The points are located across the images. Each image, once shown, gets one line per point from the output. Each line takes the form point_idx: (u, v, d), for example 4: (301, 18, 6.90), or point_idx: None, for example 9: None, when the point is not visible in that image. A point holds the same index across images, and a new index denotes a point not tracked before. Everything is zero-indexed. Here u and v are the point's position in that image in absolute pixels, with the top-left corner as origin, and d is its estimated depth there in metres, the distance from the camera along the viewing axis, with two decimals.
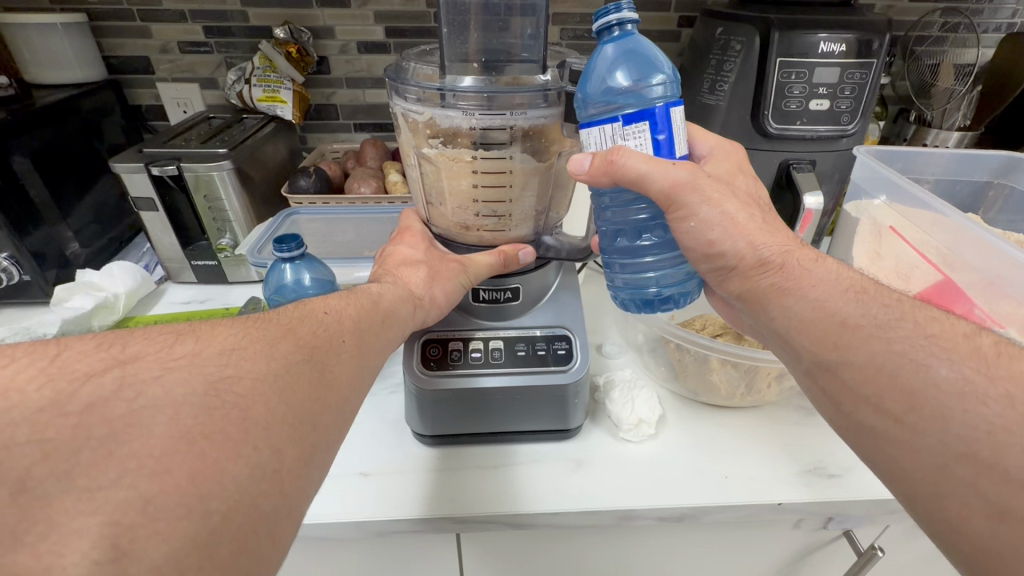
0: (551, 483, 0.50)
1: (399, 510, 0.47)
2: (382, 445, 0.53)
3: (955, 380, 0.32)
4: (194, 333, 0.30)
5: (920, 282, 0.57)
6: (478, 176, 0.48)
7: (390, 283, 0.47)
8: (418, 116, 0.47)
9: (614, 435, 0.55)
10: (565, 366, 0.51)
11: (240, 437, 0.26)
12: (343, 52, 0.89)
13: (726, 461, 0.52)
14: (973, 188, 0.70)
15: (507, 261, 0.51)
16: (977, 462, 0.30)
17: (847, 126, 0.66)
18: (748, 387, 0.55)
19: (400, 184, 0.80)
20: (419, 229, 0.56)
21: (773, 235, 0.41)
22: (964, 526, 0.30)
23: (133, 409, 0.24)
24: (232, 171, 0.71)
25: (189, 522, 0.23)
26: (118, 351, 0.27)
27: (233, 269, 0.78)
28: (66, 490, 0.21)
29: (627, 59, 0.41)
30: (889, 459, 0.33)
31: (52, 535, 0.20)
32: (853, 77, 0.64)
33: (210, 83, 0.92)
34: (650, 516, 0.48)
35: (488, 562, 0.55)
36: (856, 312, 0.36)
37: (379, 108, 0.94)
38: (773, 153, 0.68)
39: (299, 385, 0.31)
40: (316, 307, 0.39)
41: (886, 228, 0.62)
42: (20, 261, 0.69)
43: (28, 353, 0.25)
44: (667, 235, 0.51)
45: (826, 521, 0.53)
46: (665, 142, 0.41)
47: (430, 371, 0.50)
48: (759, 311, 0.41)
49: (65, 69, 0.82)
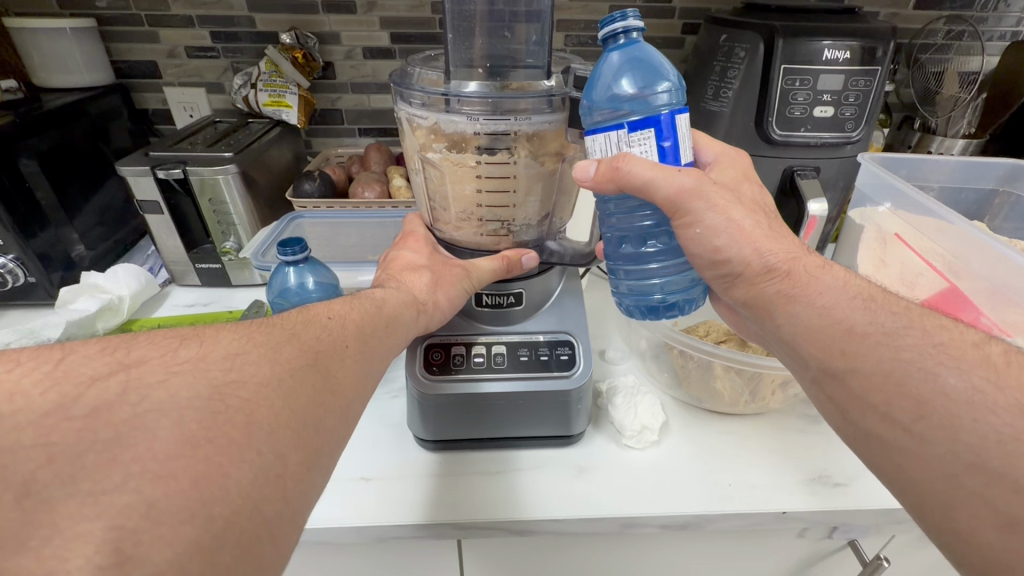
0: (554, 490, 0.49)
1: (401, 516, 0.47)
2: (384, 450, 0.53)
3: (964, 390, 0.31)
4: (198, 337, 0.30)
5: (925, 290, 0.57)
6: (483, 180, 0.48)
7: (394, 288, 0.47)
8: (423, 122, 0.47)
9: (617, 441, 0.54)
10: (569, 372, 0.51)
11: (243, 441, 0.26)
12: (349, 57, 0.90)
13: (729, 468, 0.51)
14: (979, 196, 0.70)
15: (510, 265, 0.50)
16: (987, 472, 0.29)
17: (852, 133, 0.66)
18: (752, 394, 0.55)
19: (404, 188, 0.80)
20: (423, 234, 0.56)
21: (779, 242, 0.41)
22: (973, 536, 0.30)
23: (138, 413, 0.24)
24: (237, 174, 0.71)
25: (192, 527, 0.23)
26: (123, 355, 0.27)
27: (237, 272, 0.79)
28: (70, 494, 0.21)
29: (632, 67, 0.41)
30: (898, 468, 0.33)
31: (56, 539, 0.20)
32: (858, 84, 0.64)
33: (216, 88, 0.92)
34: (653, 523, 0.48)
35: (490, 568, 0.54)
36: (863, 319, 0.36)
37: (384, 113, 0.95)
38: (778, 160, 0.68)
39: (303, 389, 0.31)
40: (319, 312, 0.39)
41: (892, 235, 0.62)
42: (25, 264, 0.69)
43: (34, 356, 0.25)
44: (672, 241, 0.51)
45: (832, 531, 0.53)
46: (671, 149, 0.41)
47: (433, 376, 0.50)
48: (764, 318, 0.41)
49: (74, 74, 0.83)
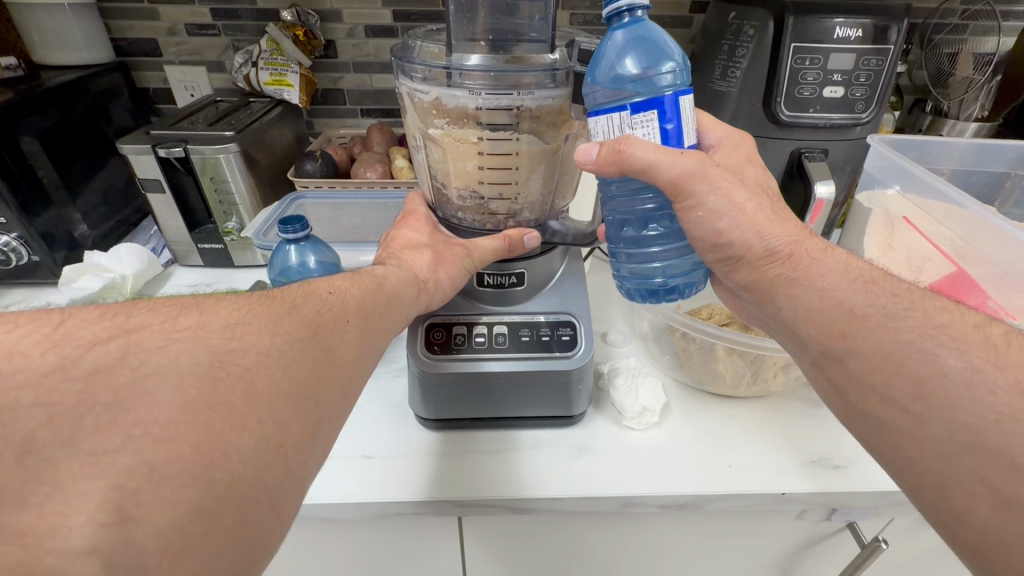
0: (552, 469, 0.50)
1: (400, 493, 0.47)
2: (385, 429, 0.54)
3: (964, 370, 0.31)
4: (198, 305, 0.30)
5: (932, 273, 0.56)
6: (484, 158, 0.47)
7: (394, 266, 0.47)
8: (425, 97, 0.46)
9: (617, 422, 0.54)
10: (570, 353, 0.51)
11: (244, 409, 0.26)
12: (350, 36, 0.88)
13: (729, 450, 0.51)
14: (989, 179, 0.69)
15: (512, 245, 0.50)
16: (985, 451, 0.29)
17: (861, 114, 0.65)
18: (753, 376, 0.55)
19: (406, 169, 0.79)
20: (424, 213, 0.55)
21: (781, 225, 0.41)
22: (968, 515, 0.30)
23: (138, 376, 0.24)
24: (238, 153, 0.71)
25: (193, 491, 0.23)
26: (122, 321, 0.27)
27: (239, 252, 0.79)
28: (71, 454, 0.21)
29: (637, 46, 0.40)
30: (895, 449, 0.33)
31: (58, 496, 0.20)
32: (869, 64, 0.62)
33: (216, 67, 0.91)
34: (652, 503, 0.48)
35: (489, 547, 0.55)
36: (865, 301, 0.35)
37: (386, 93, 0.94)
38: (784, 141, 0.67)
39: (303, 362, 0.31)
40: (319, 287, 0.38)
41: (899, 218, 0.61)
42: (29, 242, 0.69)
43: (33, 320, 0.25)
44: (674, 225, 0.50)
45: (830, 513, 0.53)
46: (674, 131, 0.40)
47: (433, 355, 0.50)
48: (766, 301, 0.41)
49: (73, 51, 0.83)
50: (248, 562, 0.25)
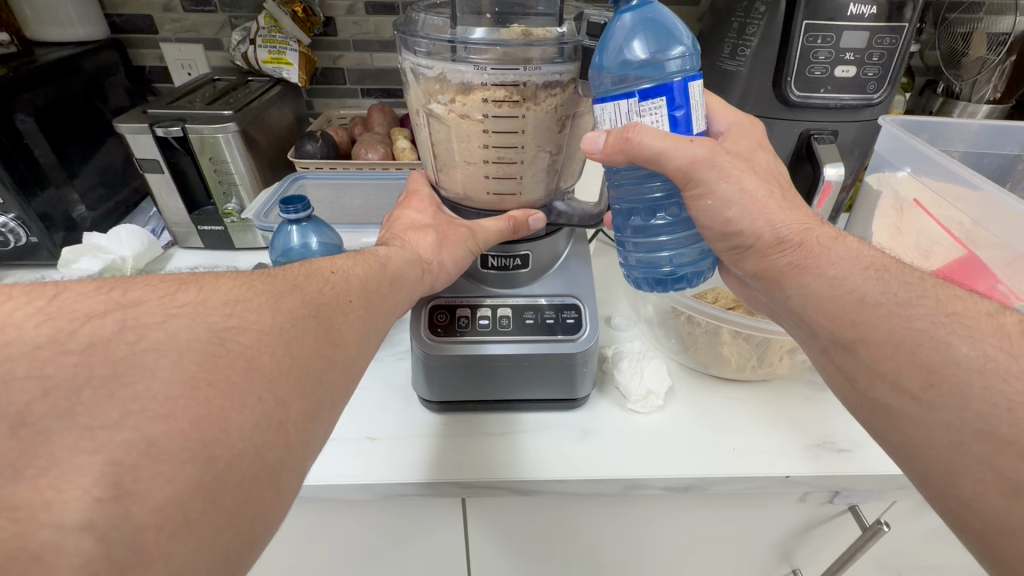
0: (555, 452, 0.50)
1: (403, 475, 0.47)
2: (389, 411, 0.54)
3: (976, 358, 0.31)
4: (197, 282, 0.29)
5: (941, 258, 0.56)
6: (490, 136, 0.46)
7: (398, 246, 0.46)
8: (428, 72, 0.45)
9: (621, 406, 0.54)
10: (575, 335, 0.50)
11: (244, 387, 0.26)
12: (350, 13, 0.86)
13: (732, 433, 0.51)
14: (1001, 161, 0.67)
15: (516, 226, 0.49)
16: (997, 439, 0.29)
17: (873, 95, 0.63)
18: (759, 359, 0.54)
19: (409, 151, 0.76)
20: (427, 194, 0.54)
21: (792, 213, 0.40)
22: (976, 503, 0.30)
23: (135, 351, 0.24)
24: (237, 133, 0.69)
25: (192, 468, 0.23)
26: (120, 295, 0.26)
27: (240, 235, 0.78)
28: (67, 428, 0.21)
29: (645, 28, 0.40)
30: (903, 436, 0.33)
31: (53, 470, 0.20)
32: (883, 42, 0.60)
33: (214, 44, 0.89)
34: (657, 485, 0.48)
35: (492, 529, 0.55)
36: (876, 289, 0.35)
37: (387, 72, 0.92)
38: (795, 122, 0.65)
39: (305, 341, 0.31)
40: (322, 266, 0.38)
41: (909, 202, 0.61)
42: (26, 223, 0.68)
43: (26, 292, 0.24)
44: (683, 213, 0.49)
45: (833, 496, 0.53)
46: (683, 118, 0.39)
47: (436, 337, 0.50)
48: (775, 290, 0.40)
49: (67, 27, 0.81)
50: (247, 541, 0.25)
